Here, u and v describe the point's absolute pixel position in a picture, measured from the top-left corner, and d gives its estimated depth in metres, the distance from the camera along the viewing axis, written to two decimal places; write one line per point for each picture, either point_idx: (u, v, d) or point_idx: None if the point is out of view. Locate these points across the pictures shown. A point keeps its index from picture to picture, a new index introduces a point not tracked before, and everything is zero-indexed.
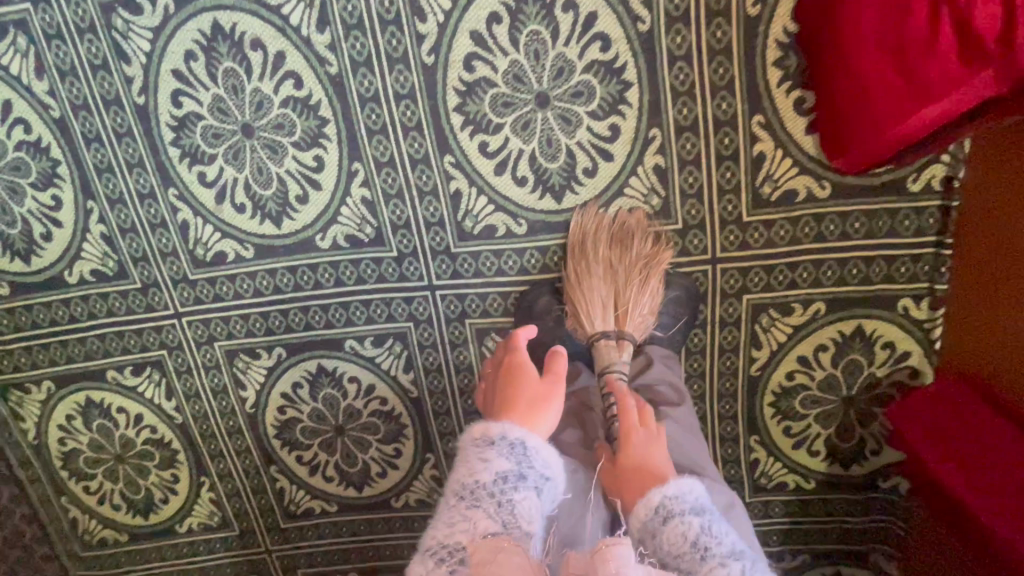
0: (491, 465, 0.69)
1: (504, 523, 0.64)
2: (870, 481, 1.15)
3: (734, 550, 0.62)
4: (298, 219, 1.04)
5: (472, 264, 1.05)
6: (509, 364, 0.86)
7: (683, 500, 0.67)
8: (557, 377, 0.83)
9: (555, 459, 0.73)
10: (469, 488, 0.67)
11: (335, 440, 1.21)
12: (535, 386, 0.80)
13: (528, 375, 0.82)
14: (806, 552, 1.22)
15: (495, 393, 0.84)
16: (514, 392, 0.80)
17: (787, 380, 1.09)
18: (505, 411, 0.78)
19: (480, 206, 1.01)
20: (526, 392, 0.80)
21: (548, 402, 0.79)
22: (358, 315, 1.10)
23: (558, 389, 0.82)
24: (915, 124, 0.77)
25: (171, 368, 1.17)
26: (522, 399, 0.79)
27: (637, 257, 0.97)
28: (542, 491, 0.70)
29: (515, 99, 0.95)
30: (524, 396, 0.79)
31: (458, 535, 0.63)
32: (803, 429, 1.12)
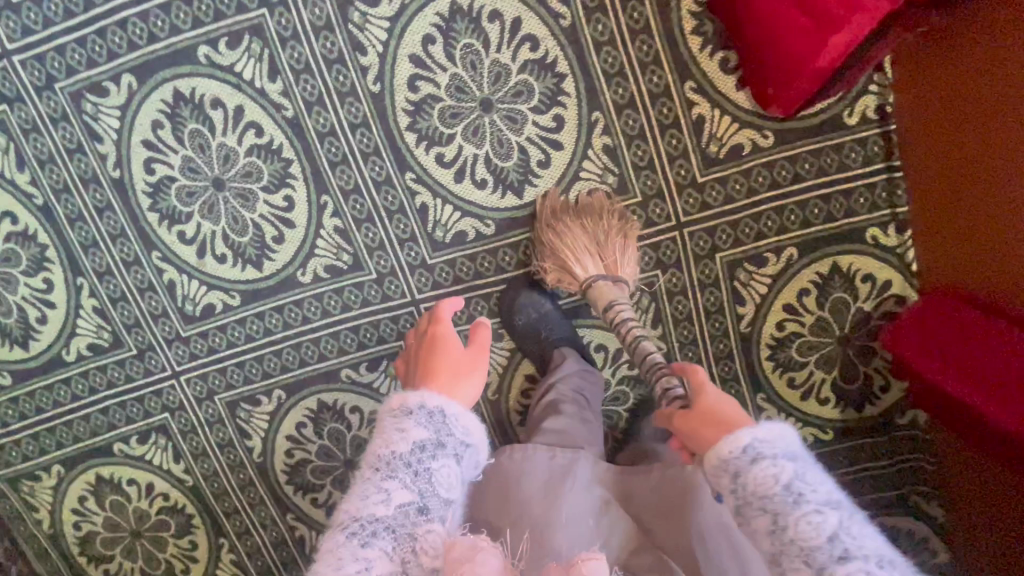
0: (408, 435, 0.70)
1: (419, 493, 0.69)
2: (888, 420, 1.13)
3: (830, 499, 0.59)
4: (277, 259, 1.09)
5: (449, 272, 1.08)
6: (431, 335, 0.89)
7: (774, 444, 0.62)
8: (479, 350, 0.88)
9: (476, 426, 0.76)
10: (384, 458, 0.70)
11: (347, 475, 1.20)
12: (457, 355, 0.84)
13: (451, 346, 0.86)
14: None
15: (417, 364, 0.87)
16: (436, 360, 0.84)
17: (778, 331, 1.09)
18: (428, 379, 0.81)
19: (447, 214, 1.06)
20: (449, 363, 0.84)
21: (469, 374, 0.83)
22: (349, 343, 1.12)
23: (480, 360, 0.87)
24: (832, 53, 0.83)
25: (175, 430, 1.18)
26: (445, 368, 0.82)
27: (611, 221, 1.01)
28: (462, 457, 0.73)
29: (461, 109, 1.01)
30: (447, 365, 0.83)
31: (372, 508, 0.67)
32: (806, 378, 1.11)
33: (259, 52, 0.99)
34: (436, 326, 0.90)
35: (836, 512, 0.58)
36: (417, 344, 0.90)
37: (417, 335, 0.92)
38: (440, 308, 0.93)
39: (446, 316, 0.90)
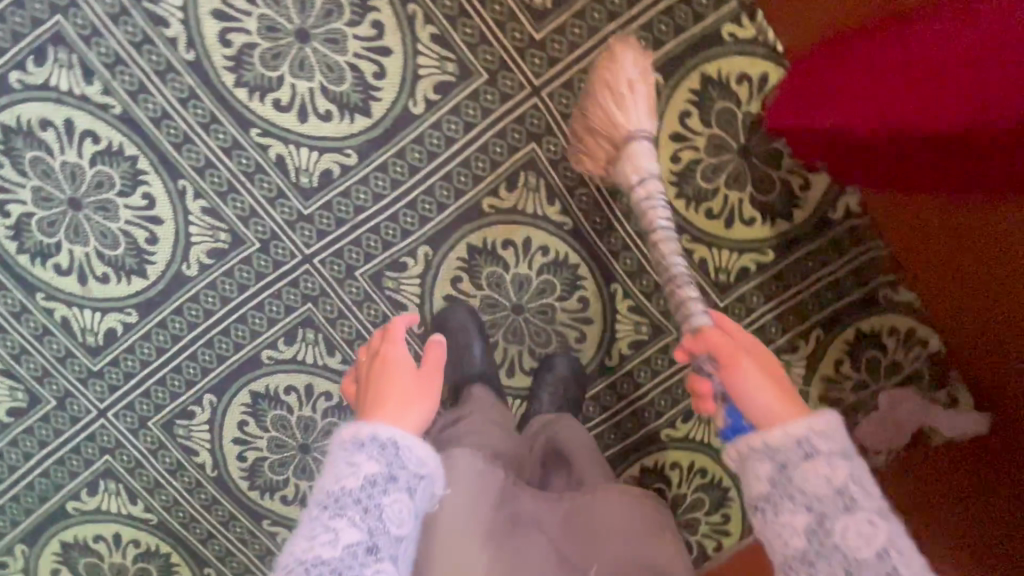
0: (359, 469, 0.62)
1: (368, 530, 0.60)
2: (823, 219, 1.07)
3: (843, 448, 0.61)
4: (157, 260, 1.05)
5: (330, 216, 1.05)
6: (382, 355, 0.78)
7: (833, 439, 0.60)
8: (434, 368, 0.78)
9: (433, 457, 0.66)
10: (333, 496, 0.61)
11: (306, 460, 1.15)
12: (408, 381, 0.74)
13: (405, 366, 0.76)
14: (818, 327, 1.13)
15: (367, 389, 0.76)
16: (384, 388, 0.73)
17: (675, 165, 1.04)
18: (375, 409, 0.70)
19: (306, 158, 1.02)
20: (398, 386, 0.74)
21: (422, 400, 0.73)
22: (259, 322, 1.09)
23: (434, 382, 0.77)
24: None
25: (121, 471, 1.13)
26: (394, 396, 0.72)
27: None
28: (417, 491, 0.63)
29: (280, 47, 0.98)
30: (395, 389, 0.73)
31: (318, 547, 0.58)
32: (722, 204, 1.06)
33: (68, 59, 0.98)
34: (387, 343, 0.80)
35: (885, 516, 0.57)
36: (365, 364, 0.79)
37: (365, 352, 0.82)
38: (393, 323, 0.83)
39: (397, 334, 0.80)
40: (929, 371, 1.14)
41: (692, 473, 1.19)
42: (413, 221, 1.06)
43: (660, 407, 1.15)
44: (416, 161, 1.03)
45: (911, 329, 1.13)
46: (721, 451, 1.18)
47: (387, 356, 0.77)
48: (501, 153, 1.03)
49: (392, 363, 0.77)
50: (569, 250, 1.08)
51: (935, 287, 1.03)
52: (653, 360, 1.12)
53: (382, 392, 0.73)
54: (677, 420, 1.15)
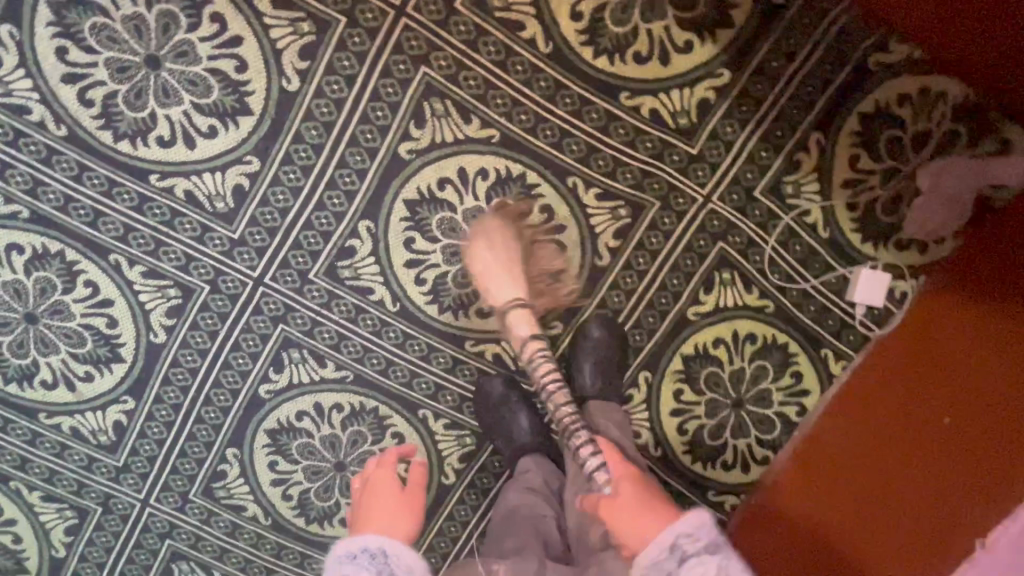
0: None
1: None
2: (767, 8, 0.91)
3: None
4: (126, 340, 1.04)
5: (259, 229, 0.99)
6: (373, 479, 0.84)
7: (696, 537, 0.67)
8: (417, 488, 0.82)
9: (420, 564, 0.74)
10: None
11: (347, 477, 1.11)
12: (393, 501, 0.79)
13: (392, 488, 0.82)
14: (816, 131, 0.96)
15: (354, 515, 0.81)
16: (371, 510, 0.79)
17: (579, 21, 0.91)
18: (362, 526, 0.77)
19: (212, 182, 0.97)
20: (384, 509, 0.78)
21: (407, 519, 0.78)
22: (243, 361, 1.05)
23: (417, 505, 0.80)
24: None
25: (186, 549, 1.13)
26: (380, 516, 0.77)
27: None
28: None
29: (138, 84, 0.93)
30: (379, 512, 0.78)
31: None
32: (648, 41, 0.92)
33: None
34: (380, 467, 0.86)
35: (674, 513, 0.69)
36: (357, 490, 0.85)
37: (359, 481, 0.87)
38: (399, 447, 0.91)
39: (391, 459, 0.86)
40: (965, 128, 0.95)
41: (741, 343, 1.05)
42: (340, 201, 0.98)
43: (675, 287, 1.02)
44: (316, 138, 0.96)
45: (925, 88, 0.94)
46: (766, 309, 1.03)
47: (374, 482, 0.83)
48: (394, 91, 0.94)
49: (379, 485, 0.83)
50: (509, 162, 0.97)
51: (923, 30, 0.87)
52: (648, 241, 1.00)
53: (369, 514, 0.78)
54: (700, 295, 1.03)
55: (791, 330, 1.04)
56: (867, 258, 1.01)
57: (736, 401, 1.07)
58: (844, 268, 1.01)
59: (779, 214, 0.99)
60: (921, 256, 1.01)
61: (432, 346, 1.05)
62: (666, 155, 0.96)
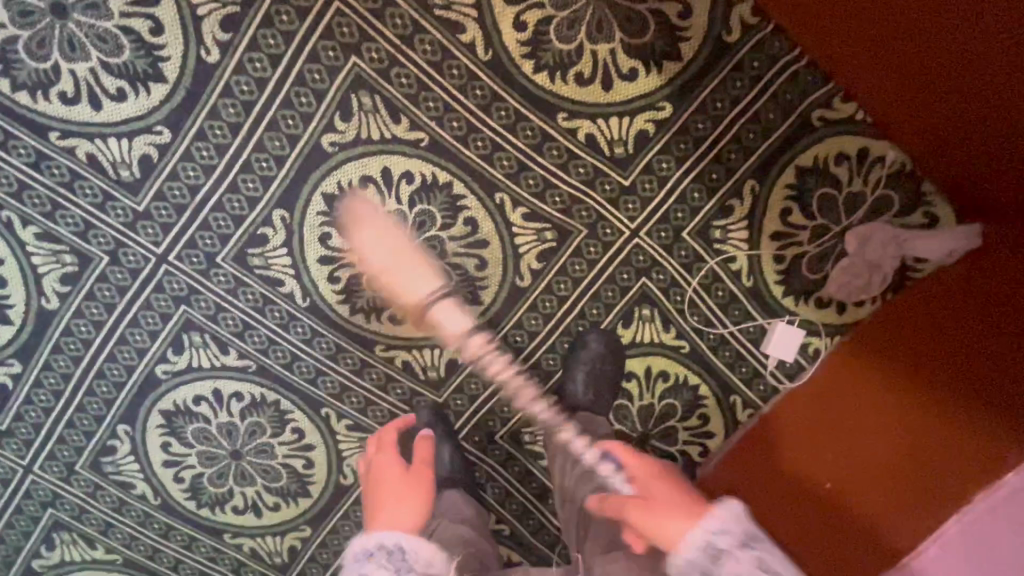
0: None
1: None
2: (715, 45, 0.88)
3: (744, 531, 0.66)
4: (16, 302, 0.98)
5: (166, 205, 0.94)
6: (378, 464, 0.93)
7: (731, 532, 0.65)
8: (421, 466, 0.92)
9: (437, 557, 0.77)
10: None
11: (243, 466, 1.08)
12: (397, 477, 0.89)
13: (397, 471, 0.91)
14: (751, 178, 0.94)
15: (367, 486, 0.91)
16: (380, 486, 0.88)
17: (522, 32, 0.87)
18: (372, 513, 0.84)
19: (118, 149, 0.91)
20: (392, 492, 0.87)
21: (409, 494, 0.87)
22: (141, 339, 1.01)
23: (426, 478, 0.90)
24: None
25: (70, 520, 1.10)
26: (387, 493, 0.87)
27: None
28: None
29: (42, 33, 0.87)
30: (390, 494, 0.86)
31: None
32: (592, 63, 0.88)
33: None
34: (382, 450, 0.95)
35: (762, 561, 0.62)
36: (364, 476, 0.93)
37: (363, 467, 0.95)
38: (385, 432, 0.97)
39: (389, 442, 0.95)
40: (899, 195, 0.94)
41: (653, 380, 1.04)
42: (254, 186, 0.93)
43: (594, 317, 1.01)
44: (233, 118, 0.90)
45: (864, 150, 0.92)
46: (682, 349, 1.03)
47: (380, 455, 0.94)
48: (320, 79, 0.89)
49: (383, 466, 0.92)
50: (436, 168, 0.93)
51: (886, 91, 0.83)
52: (571, 268, 0.98)
53: (379, 486, 0.89)
54: (618, 328, 1.01)
55: (704, 373, 1.03)
56: (786, 311, 1.00)
57: (642, 435, 1.07)
58: (762, 318, 1.00)
59: (705, 257, 0.97)
60: (839, 317, 1.00)
61: (340, 345, 1.02)
62: (598, 183, 0.93)
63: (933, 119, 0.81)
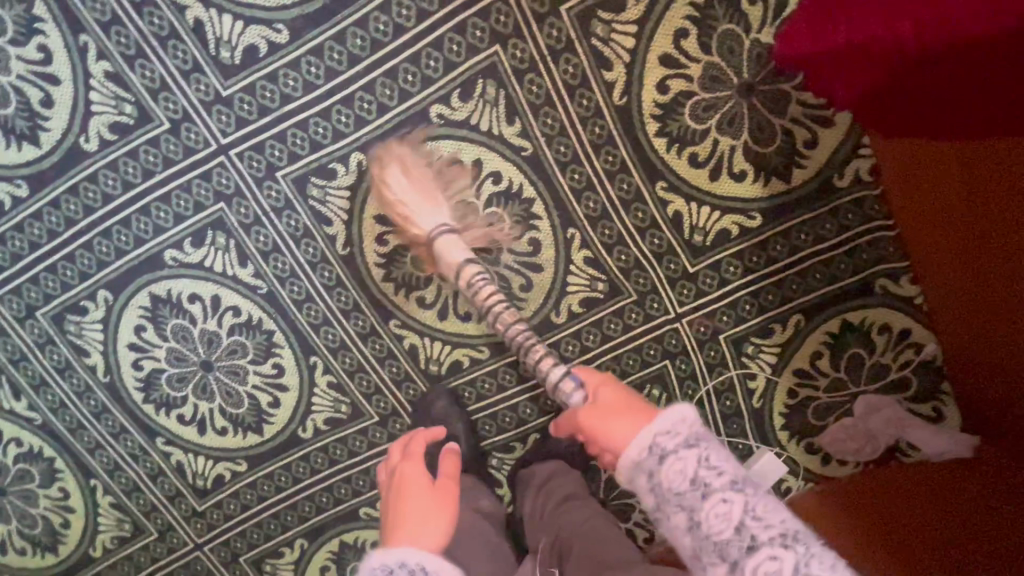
0: None
1: None
2: (826, 184, 0.90)
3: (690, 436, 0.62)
4: (52, 128, 0.91)
5: (251, 101, 0.90)
6: (400, 474, 0.84)
7: (722, 471, 0.59)
8: (450, 482, 0.83)
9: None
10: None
11: (208, 380, 1.04)
12: (421, 498, 0.79)
13: (424, 481, 0.82)
14: (800, 313, 0.97)
15: (386, 509, 0.80)
16: (402, 508, 0.78)
17: (661, 95, 0.87)
18: (393, 534, 0.75)
19: (229, 28, 0.87)
20: (416, 506, 0.78)
21: (430, 519, 0.76)
22: (163, 217, 0.95)
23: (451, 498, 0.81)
24: None
25: (5, 361, 1.03)
26: (411, 516, 0.76)
27: None
28: None
29: None
30: (414, 511, 0.77)
31: None
32: (710, 150, 0.90)
33: None
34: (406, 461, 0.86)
35: (743, 493, 0.58)
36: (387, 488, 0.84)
37: (385, 480, 0.86)
38: (410, 441, 0.90)
39: (414, 451, 0.87)
40: (917, 382, 0.99)
41: None
42: (346, 121, 0.90)
43: None
44: (356, 49, 0.87)
45: (905, 330, 0.97)
46: None
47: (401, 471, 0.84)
48: (456, 52, 0.87)
49: (406, 479, 0.83)
50: (524, 181, 0.93)
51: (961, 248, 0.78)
52: (606, 324, 0.98)
53: (400, 507, 0.79)
54: None
55: None
56: (777, 443, 1.03)
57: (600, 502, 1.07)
58: (753, 440, 1.03)
59: (728, 365, 1.00)
60: (820, 467, 1.03)
61: (358, 304, 0.99)
62: (664, 260, 0.95)
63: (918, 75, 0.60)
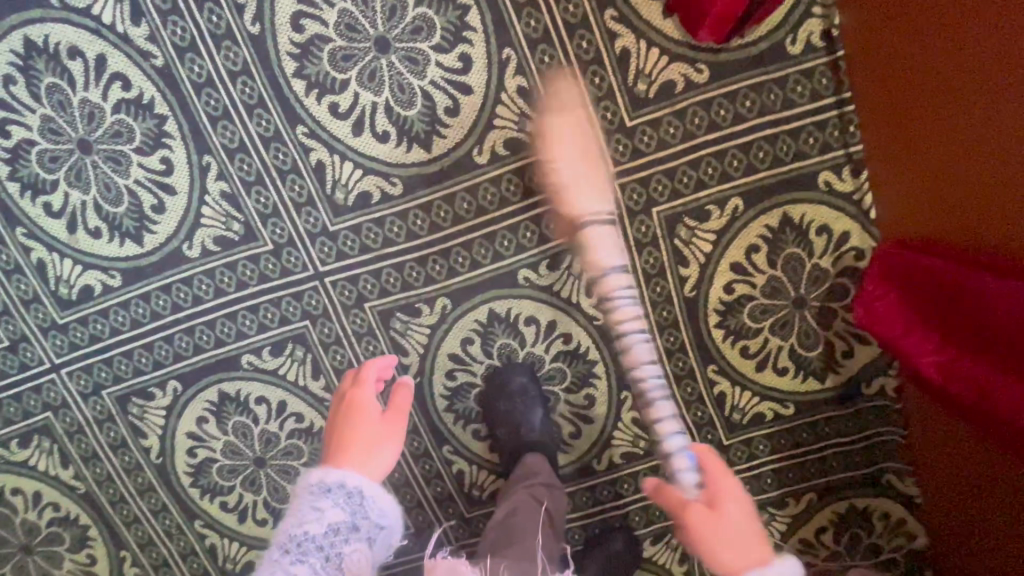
0: (324, 515, 0.70)
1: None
2: (853, 390, 1.02)
3: None
4: (158, 232, 0.96)
5: (355, 240, 0.96)
6: (351, 399, 0.84)
7: None
8: (399, 414, 0.84)
9: (392, 508, 0.74)
10: (297, 536, 0.68)
11: (257, 474, 1.07)
12: (371, 421, 0.81)
13: (375, 411, 0.83)
14: (812, 491, 1.08)
15: (332, 429, 0.82)
16: (349, 429, 0.80)
17: (727, 294, 0.98)
18: (339, 450, 0.77)
19: (348, 173, 0.93)
20: (365, 429, 0.80)
21: (381, 443, 0.79)
22: (248, 324, 1.00)
23: (400, 424, 0.83)
24: None
25: (60, 432, 1.05)
26: (359, 438, 0.79)
27: None
28: (374, 540, 0.71)
29: (354, 50, 0.89)
30: (364, 434, 0.80)
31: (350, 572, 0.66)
32: (761, 346, 1.00)
33: None
34: (357, 386, 0.86)
35: None
36: (336, 405, 0.85)
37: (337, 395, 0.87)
38: (366, 364, 0.89)
39: (368, 376, 0.86)
40: (906, 563, 1.08)
41: None
42: (440, 270, 0.97)
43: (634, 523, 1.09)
44: (462, 212, 0.95)
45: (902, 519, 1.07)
46: None
47: (354, 398, 0.84)
48: (553, 229, 0.95)
49: (356, 406, 0.83)
50: (592, 345, 1.01)
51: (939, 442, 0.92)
52: (641, 478, 1.07)
53: (346, 430, 0.80)
54: (646, 541, 1.09)
55: None
56: None
57: None
58: None
59: None
60: None
61: (416, 427, 1.05)
62: (704, 430, 1.05)
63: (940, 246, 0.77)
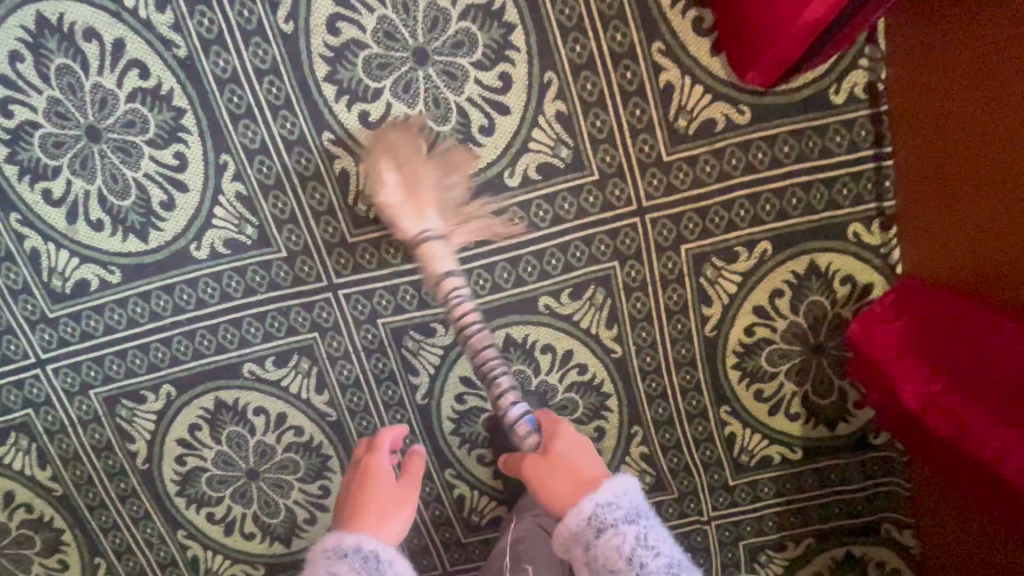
0: None
1: None
2: (860, 439, 1.02)
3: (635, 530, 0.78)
4: (164, 230, 0.91)
5: (374, 254, 0.92)
6: (368, 464, 0.89)
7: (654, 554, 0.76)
8: (412, 478, 0.89)
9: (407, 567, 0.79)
10: None
11: (248, 487, 1.03)
12: (386, 486, 0.86)
13: (390, 473, 0.88)
14: (811, 536, 1.06)
15: (348, 492, 0.87)
16: (365, 494, 0.85)
17: (747, 336, 0.97)
18: (356, 515, 0.83)
19: None
20: (380, 497, 0.85)
21: (396, 506, 0.85)
22: (252, 332, 0.95)
23: (413, 489, 0.88)
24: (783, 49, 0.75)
25: (40, 431, 0.99)
26: (374, 502, 0.84)
27: None
28: None
29: (390, 59, 0.86)
30: (377, 500, 0.85)
31: None
32: (775, 390, 1.00)
33: None
34: (371, 453, 0.90)
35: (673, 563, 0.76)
36: (351, 473, 0.90)
37: (352, 464, 0.92)
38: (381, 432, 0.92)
39: (383, 442, 0.91)
40: None
41: None
42: None
43: None
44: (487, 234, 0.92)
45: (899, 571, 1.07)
46: None
47: (370, 465, 0.89)
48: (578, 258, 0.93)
49: (371, 470, 0.88)
50: (607, 377, 0.99)
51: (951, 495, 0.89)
52: None
53: (362, 492, 0.85)
54: None
55: None
56: None
57: None
58: None
59: (741, 567, 1.07)
60: None
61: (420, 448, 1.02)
62: (711, 469, 1.04)
63: (956, 274, 0.81)
